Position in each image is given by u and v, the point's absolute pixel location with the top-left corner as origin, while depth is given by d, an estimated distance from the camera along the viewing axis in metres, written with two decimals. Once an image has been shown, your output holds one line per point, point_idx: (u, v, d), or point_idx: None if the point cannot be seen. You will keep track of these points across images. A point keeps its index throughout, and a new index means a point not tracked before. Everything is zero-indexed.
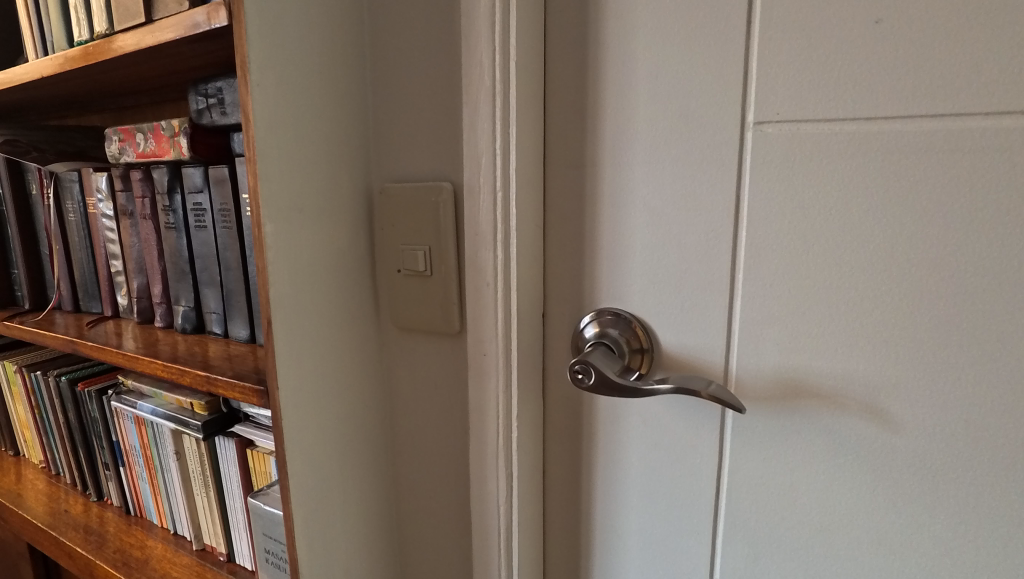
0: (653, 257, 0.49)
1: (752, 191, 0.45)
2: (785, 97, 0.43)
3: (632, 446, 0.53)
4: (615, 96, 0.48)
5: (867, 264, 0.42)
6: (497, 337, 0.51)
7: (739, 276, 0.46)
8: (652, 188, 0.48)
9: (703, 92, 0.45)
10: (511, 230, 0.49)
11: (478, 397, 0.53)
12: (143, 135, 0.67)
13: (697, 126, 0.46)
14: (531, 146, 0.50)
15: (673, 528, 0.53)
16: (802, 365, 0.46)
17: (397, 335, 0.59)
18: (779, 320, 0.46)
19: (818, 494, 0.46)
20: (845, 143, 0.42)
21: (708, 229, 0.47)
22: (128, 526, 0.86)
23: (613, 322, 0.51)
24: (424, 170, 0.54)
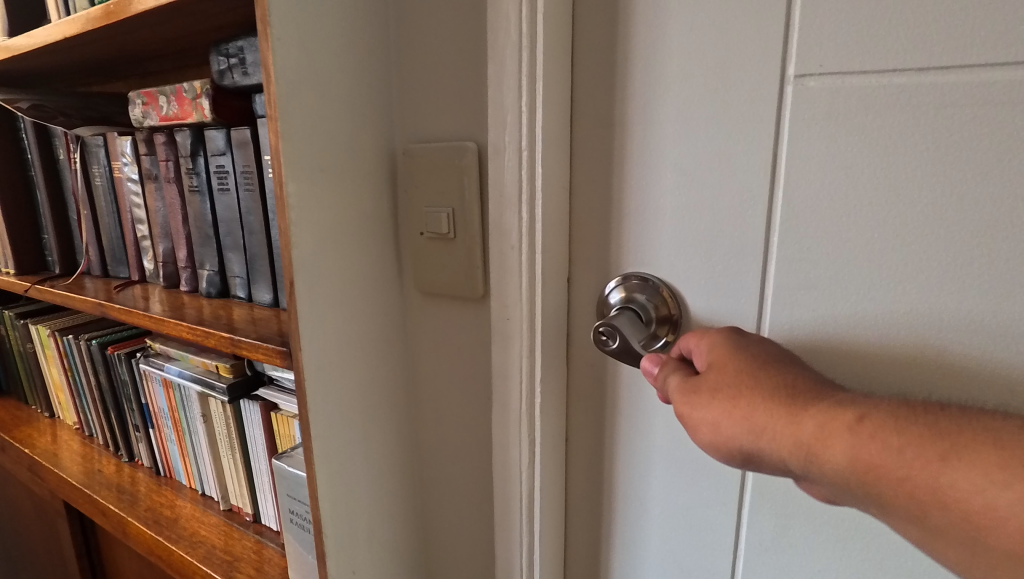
0: (683, 220, 0.47)
1: (791, 149, 0.43)
2: (831, 47, 0.40)
3: (657, 415, 0.52)
4: (647, 51, 0.46)
5: (911, 227, 0.40)
6: (522, 302, 0.50)
7: (775, 240, 0.45)
8: (683, 148, 0.46)
9: (741, 44, 0.43)
10: (537, 192, 0.48)
11: (501, 363, 0.53)
12: (166, 98, 0.67)
13: (733, 81, 0.43)
14: (558, 105, 0.48)
15: (699, 498, 0.52)
16: (838, 333, 0.44)
17: (419, 300, 0.58)
18: (815, 286, 0.44)
19: None
20: (893, 98, 0.39)
21: (743, 191, 0.45)
22: (158, 486, 0.88)
23: (640, 287, 0.50)
24: (447, 130, 0.52)
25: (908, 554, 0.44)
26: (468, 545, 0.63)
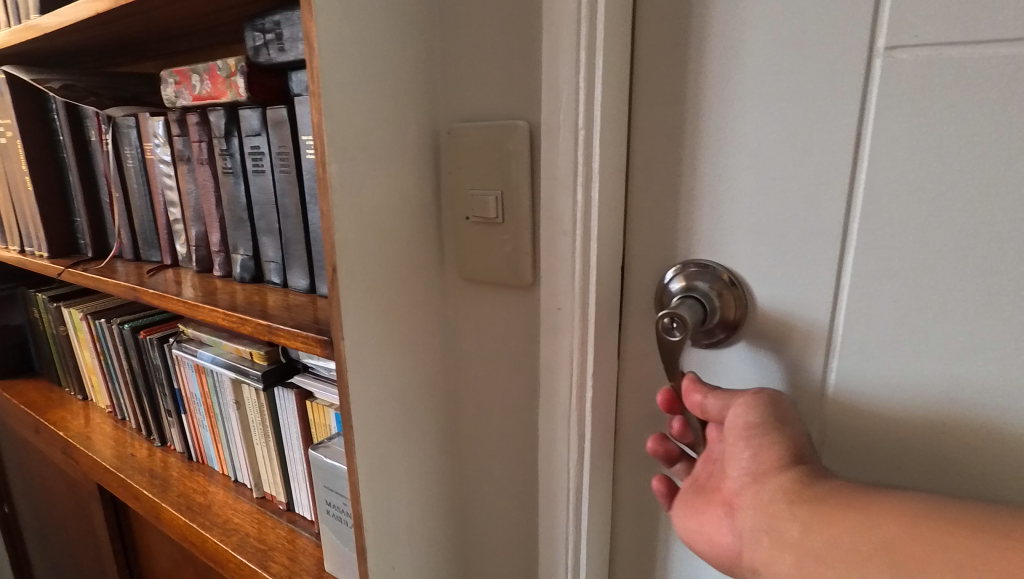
0: (750, 205, 0.44)
1: (877, 127, 0.39)
2: (926, 15, 0.36)
3: None
4: (719, 21, 0.43)
5: (1011, 215, 0.36)
6: (574, 291, 0.47)
7: (855, 227, 0.41)
8: (753, 128, 0.43)
9: (823, 13, 0.39)
10: (593, 174, 0.45)
11: (550, 354, 0.50)
12: (199, 76, 0.65)
13: (813, 53, 0.40)
14: (619, 80, 0.45)
15: None
16: (920, 330, 0.40)
17: (462, 288, 0.56)
18: (898, 278, 0.40)
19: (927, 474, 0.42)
20: (998, 71, 0.35)
21: (820, 173, 0.41)
22: (191, 471, 0.88)
23: (701, 274, 0.47)
24: (495, 108, 0.49)
25: None
26: (508, 541, 0.61)
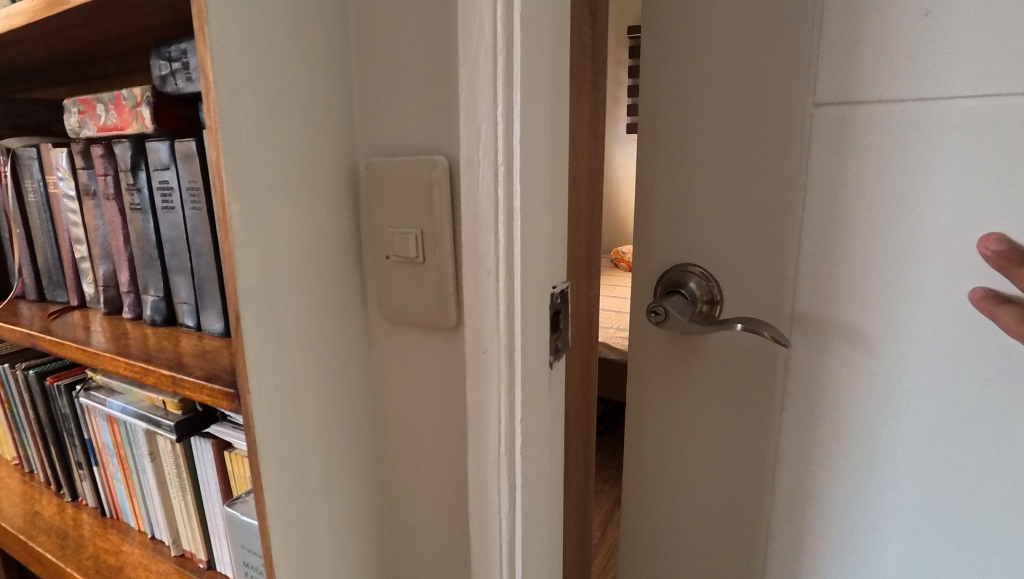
0: (726, 217, 0.60)
1: (814, 163, 0.55)
2: (843, 82, 0.53)
3: (703, 373, 0.65)
4: (701, 78, 0.58)
5: (902, 222, 0.53)
6: (500, 332, 0.45)
7: (799, 232, 0.57)
8: (728, 159, 0.59)
9: (774, 79, 0.55)
10: (515, 210, 0.43)
11: (477, 399, 0.47)
12: (103, 105, 0.61)
13: (769, 107, 0.56)
14: (538, 116, 0.44)
15: (741, 439, 0.65)
16: (845, 305, 0.56)
17: (385, 329, 0.53)
18: (829, 269, 0.56)
19: (856, 410, 0.58)
20: (892, 122, 0.51)
21: (775, 194, 0.57)
22: (104, 529, 0.81)
23: (696, 277, 0.62)
24: (413, 141, 0.47)
25: (903, 467, 0.57)
26: None
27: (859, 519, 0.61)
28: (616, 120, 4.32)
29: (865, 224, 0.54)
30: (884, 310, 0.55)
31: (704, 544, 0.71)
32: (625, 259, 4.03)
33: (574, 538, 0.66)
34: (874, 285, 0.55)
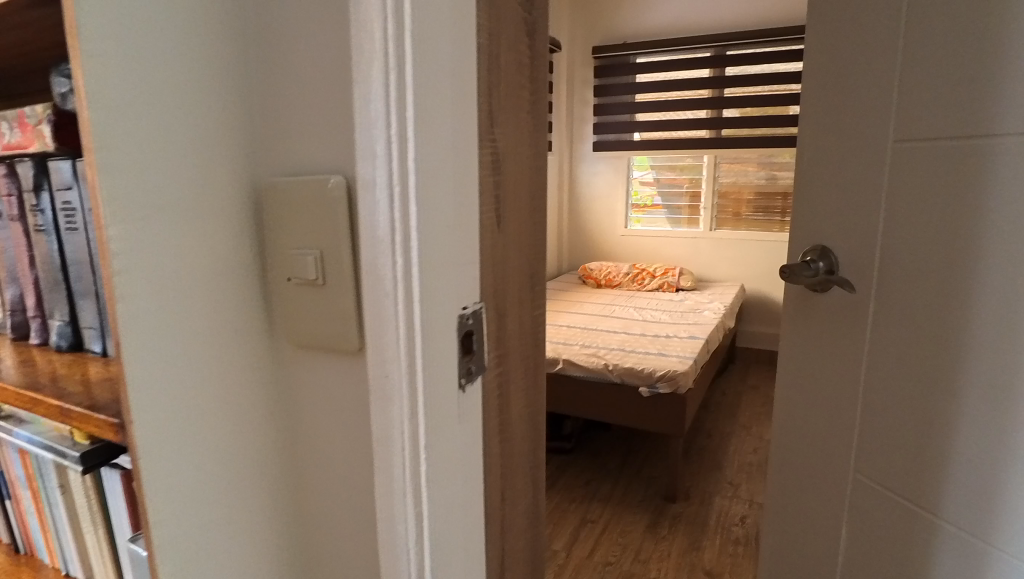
0: (838, 216, 0.84)
1: (890, 182, 0.76)
2: (907, 125, 0.74)
3: (820, 330, 0.89)
4: (832, 118, 0.84)
5: (941, 229, 0.70)
6: (401, 357, 0.44)
7: (880, 232, 0.78)
8: (843, 176, 0.83)
9: (871, 122, 0.78)
10: (412, 233, 0.42)
11: (382, 426, 0.46)
12: (8, 124, 0.59)
13: (868, 141, 0.79)
14: (437, 137, 0.43)
15: (841, 388, 0.86)
16: (905, 291, 0.75)
17: (292, 354, 0.51)
18: (896, 262, 0.76)
19: (908, 374, 0.75)
20: (937, 153, 0.70)
21: (868, 203, 0.80)
22: (15, 568, 0.76)
23: (822, 256, 0.85)
24: (313, 162, 0.46)
25: (936, 426, 0.72)
26: None
27: (902, 464, 0.78)
28: (583, 139, 4.37)
29: (920, 230, 0.73)
30: (929, 296, 0.72)
31: (845, 475, 0.87)
32: (593, 276, 4.07)
33: (515, 560, 0.65)
34: (924, 277, 0.73)
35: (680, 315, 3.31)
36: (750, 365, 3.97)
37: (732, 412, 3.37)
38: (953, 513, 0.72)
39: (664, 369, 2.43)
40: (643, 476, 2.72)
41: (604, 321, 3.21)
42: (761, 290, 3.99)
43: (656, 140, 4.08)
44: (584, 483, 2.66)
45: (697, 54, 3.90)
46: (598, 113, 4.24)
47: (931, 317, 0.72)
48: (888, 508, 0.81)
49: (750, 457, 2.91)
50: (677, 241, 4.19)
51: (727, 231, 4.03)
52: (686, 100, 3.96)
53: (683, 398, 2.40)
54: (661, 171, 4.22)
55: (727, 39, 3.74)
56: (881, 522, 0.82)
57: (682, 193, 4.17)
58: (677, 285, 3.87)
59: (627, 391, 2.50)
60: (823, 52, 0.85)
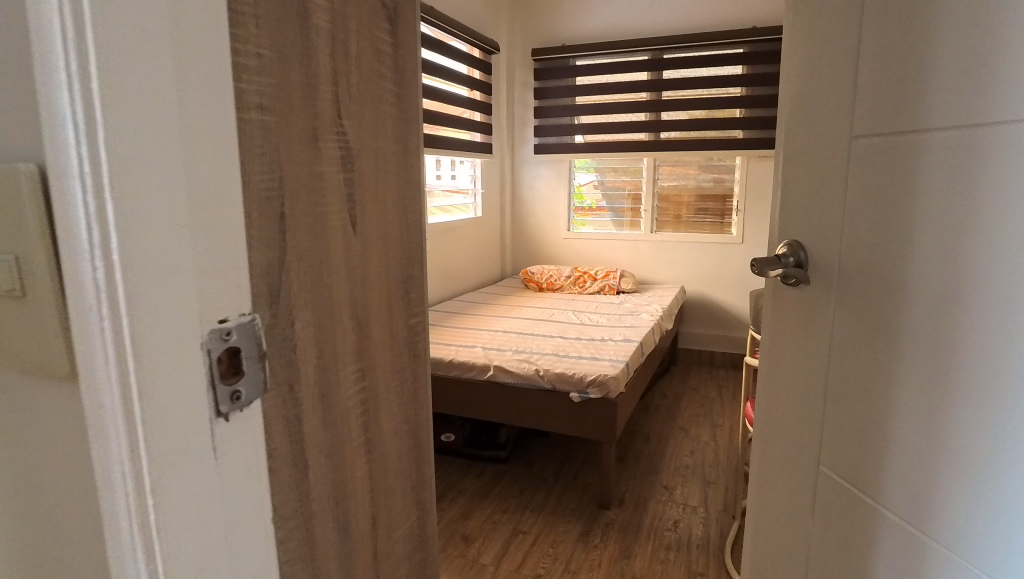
0: (795, 214, 0.83)
1: (841, 177, 0.75)
2: (857, 119, 0.73)
3: (783, 328, 0.88)
4: (790, 115, 0.83)
5: (885, 224, 0.69)
6: (113, 385, 0.36)
7: (832, 229, 0.77)
8: (799, 173, 0.82)
9: (824, 118, 0.77)
10: (112, 235, 0.34)
11: (101, 470, 0.38)
12: None
13: (821, 138, 0.78)
14: (149, 119, 0.36)
15: (803, 386, 0.85)
16: (856, 287, 0.74)
17: (16, 384, 0.42)
18: (847, 258, 0.75)
19: (859, 371, 0.74)
20: (883, 147, 0.69)
21: (821, 201, 0.78)
22: None
23: (795, 250, 0.82)
24: (13, 149, 0.38)
25: (882, 424, 0.71)
26: None
27: (856, 463, 0.76)
28: (524, 141, 4.32)
29: (867, 226, 0.72)
30: (876, 292, 0.71)
31: (807, 476, 0.86)
32: (534, 280, 4.02)
33: None
34: (870, 273, 0.71)
35: (618, 319, 3.29)
36: (691, 367, 4.00)
37: (671, 414, 3.38)
38: (897, 511, 0.70)
39: (594, 374, 2.40)
40: (578, 483, 2.69)
41: (541, 326, 3.16)
42: (701, 292, 4.02)
43: (597, 143, 4.06)
44: (518, 493, 2.60)
45: (635, 57, 3.90)
46: (539, 116, 4.19)
47: (875, 307, 0.71)
48: (844, 509, 0.79)
49: (687, 459, 2.91)
50: (619, 244, 4.18)
51: (667, 233, 4.05)
52: (625, 103, 3.96)
53: (614, 403, 2.37)
54: (604, 174, 4.20)
55: (664, 43, 3.76)
56: (839, 523, 0.81)
57: (624, 196, 4.16)
58: (617, 287, 3.87)
59: (559, 397, 2.45)
60: (786, 47, 0.84)
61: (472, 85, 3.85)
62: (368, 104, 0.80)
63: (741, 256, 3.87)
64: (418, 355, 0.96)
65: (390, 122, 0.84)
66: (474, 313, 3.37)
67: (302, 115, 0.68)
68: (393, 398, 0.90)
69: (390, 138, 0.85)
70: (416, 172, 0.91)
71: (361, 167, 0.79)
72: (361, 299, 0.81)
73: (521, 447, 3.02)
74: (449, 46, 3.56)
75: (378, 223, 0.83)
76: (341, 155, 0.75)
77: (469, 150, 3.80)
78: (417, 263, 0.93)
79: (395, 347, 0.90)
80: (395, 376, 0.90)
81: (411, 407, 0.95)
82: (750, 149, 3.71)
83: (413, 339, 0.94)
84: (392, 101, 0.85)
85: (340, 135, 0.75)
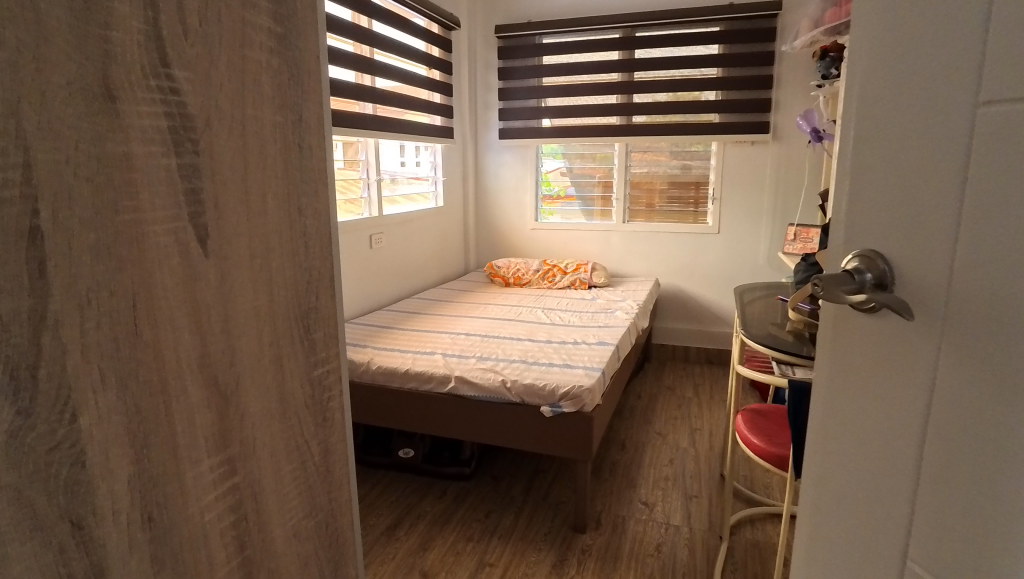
0: (860, 234, 0.49)
1: (967, 174, 0.41)
2: (1005, 69, 0.39)
3: (833, 410, 0.54)
4: (856, 69, 0.49)
5: None
6: None
7: (944, 263, 0.43)
8: (867, 167, 0.48)
9: (925, 70, 0.43)
10: None
11: None
12: None
13: (916, 105, 0.44)
14: None
15: (866, 510, 0.51)
16: (994, 374, 0.40)
17: None
18: (975, 321, 0.41)
19: (999, 524, 0.40)
20: None
21: (919, 215, 0.45)
22: None
23: (874, 265, 0.47)
24: None
25: None
26: None
27: None
28: (488, 125, 4.01)
29: None
30: None
31: None
32: (500, 274, 3.74)
33: None
34: None
35: (590, 317, 3.03)
36: (666, 363, 3.77)
37: (647, 417, 3.16)
38: None
39: (568, 386, 2.15)
40: (549, 503, 2.43)
41: (507, 327, 2.88)
42: (675, 285, 3.79)
43: (565, 127, 3.78)
44: (483, 516, 2.34)
45: (606, 36, 3.63)
46: (503, 99, 3.89)
47: None
48: None
49: (666, 469, 2.68)
50: (590, 234, 3.92)
51: (640, 224, 3.80)
52: (595, 85, 3.68)
53: (589, 418, 2.12)
54: (572, 160, 3.92)
55: (637, 20, 3.48)
56: None
57: (594, 183, 3.90)
58: (589, 282, 3.62)
59: (528, 411, 2.19)
60: None
61: (431, 64, 3.52)
62: (225, 44, 0.50)
63: (718, 247, 3.65)
64: (329, 419, 0.67)
65: (268, 76, 0.54)
66: (434, 313, 3.08)
67: (74, 52, 0.38)
68: (290, 488, 0.62)
69: (269, 102, 0.55)
70: (317, 154, 0.62)
71: (215, 145, 0.49)
72: (223, 353, 0.52)
73: (486, 461, 2.75)
74: (405, 19, 3.21)
75: (248, 235, 0.53)
76: (169, 125, 0.45)
77: (427, 134, 3.48)
78: (321, 289, 0.64)
79: (289, 415, 0.61)
80: (291, 455, 0.61)
81: (320, 493, 0.67)
82: (726, 135, 3.46)
83: (320, 396, 0.65)
84: (270, 43, 0.54)
85: (168, 93, 0.45)
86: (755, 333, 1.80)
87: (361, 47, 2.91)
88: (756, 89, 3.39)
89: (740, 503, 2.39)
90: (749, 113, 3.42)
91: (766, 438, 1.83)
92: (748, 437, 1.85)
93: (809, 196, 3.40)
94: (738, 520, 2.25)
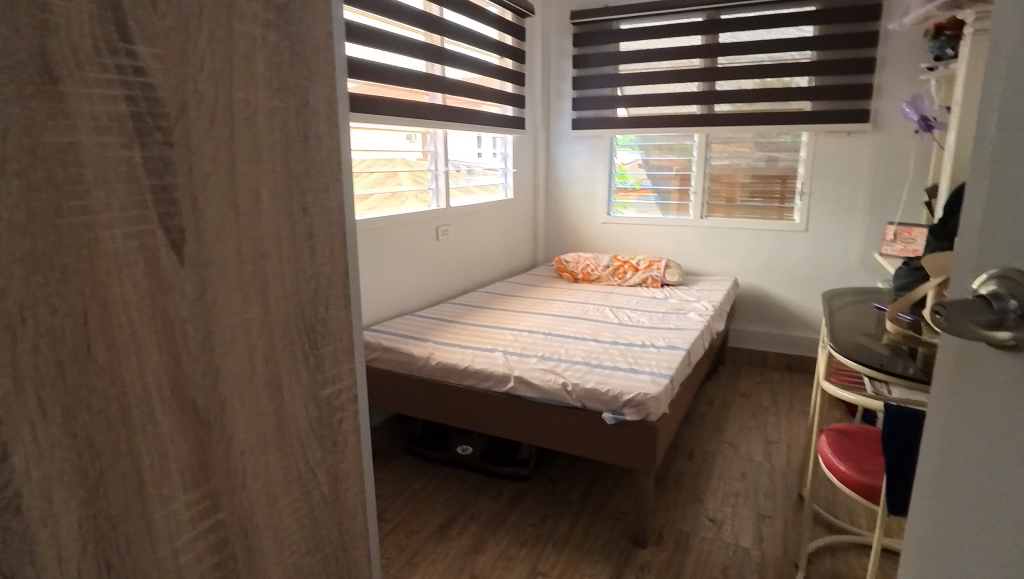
0: (1016, 236, 0.41)
1: None
2: None
3: (972, 417, 0.47)
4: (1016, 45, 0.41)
5: None
6: None
7: None
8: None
9: None
10: None
11: None
12: None
13: None
14: None
15: (1002, 536, 0.44)
16: None
17: None
18: None
19: None
20: None
21: None
22: None
23: (1020, 286, 0.41)
24: None
25: None
26: None
27: None
28: (560, 115, 3.88)
29: None
30: None
31: None
32: (568, 269, 3.62)
33: None
34: None
35: (660, 318, 2.87)
36: (742, 367, 3.53)
37: (719, 425, 2.96)
38: None
39: (632, 392, 2.02)
40: (608, 512, 2.31)
41: (571, 325, 2.77)
42: (756, 285, 3.54)
43: (640, 117, 3.59)
44: (538, 521, 2.25)
45: (688, 19, 3.41)
46: (577, 87, 3.75)
47: None
48: None
49: (737, 483, 2.49)
50: (663, 229, 3.72)
51: (719, 219, 3.56)
52: (675, 72, 3.47)
53: (653, 428, 1.98)
54: (648, 151, 3.73)
55: (722, 2, 3.23)
56: None
57: (671, 175, 3.68)
58: (661, 280, 3.44)
59: (588, 417, 2.07)
60: None
61: (502, 52, 3.42)
62: (206, 15, 0.43)
63: (805, 246, 3.36)
64: (339, 442, 0.60)
65: (264, 54, 0.47)
66: (497, 307, 3.01)
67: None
68: (288, 522, 0.55)
69: (263, 83, 0.47)
70: (326, 144, 0.54)
71: (191, 135, 0.42)
72: (204, 374, 0.45)
73: (544, 462, 2.66)
74: (477, 7, 3.13)
75: (236, 239, 0.47)
76: (130, 111, 0.39)
77: (497, 124, 3.40)
78: (330, 298, 0.57)
79: (288, 440, 0.54)
80: (290, 485, 0.55)
81: (326, 525, 0.59)
82: (820, 124, 3.17)
83: (327, 418, 0.58)
84: (267, 16, 0.47)
85: (129, 74, 0.38)
86: (842, 343, 1.60)
87: (431, 35, 2.86)
88: (855, 74, 3.07)
89: (820, 529, 2.17)
90: (846, 100, 3.11)
91: (855, 464, 1.62)
92: (832, 461, 1.66)
93: (913, 191, 3.05)
94: (817, 548, 2.04)
